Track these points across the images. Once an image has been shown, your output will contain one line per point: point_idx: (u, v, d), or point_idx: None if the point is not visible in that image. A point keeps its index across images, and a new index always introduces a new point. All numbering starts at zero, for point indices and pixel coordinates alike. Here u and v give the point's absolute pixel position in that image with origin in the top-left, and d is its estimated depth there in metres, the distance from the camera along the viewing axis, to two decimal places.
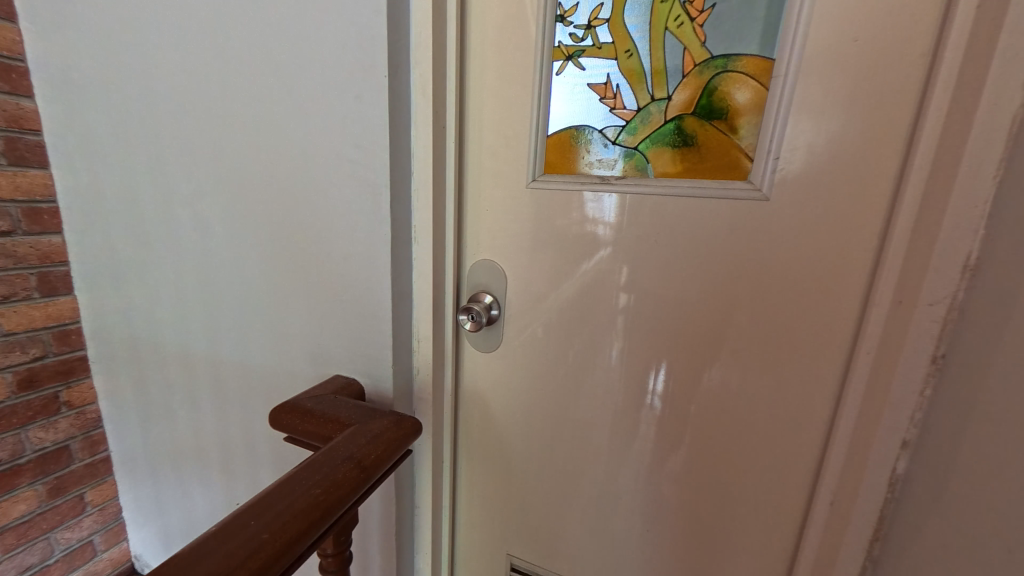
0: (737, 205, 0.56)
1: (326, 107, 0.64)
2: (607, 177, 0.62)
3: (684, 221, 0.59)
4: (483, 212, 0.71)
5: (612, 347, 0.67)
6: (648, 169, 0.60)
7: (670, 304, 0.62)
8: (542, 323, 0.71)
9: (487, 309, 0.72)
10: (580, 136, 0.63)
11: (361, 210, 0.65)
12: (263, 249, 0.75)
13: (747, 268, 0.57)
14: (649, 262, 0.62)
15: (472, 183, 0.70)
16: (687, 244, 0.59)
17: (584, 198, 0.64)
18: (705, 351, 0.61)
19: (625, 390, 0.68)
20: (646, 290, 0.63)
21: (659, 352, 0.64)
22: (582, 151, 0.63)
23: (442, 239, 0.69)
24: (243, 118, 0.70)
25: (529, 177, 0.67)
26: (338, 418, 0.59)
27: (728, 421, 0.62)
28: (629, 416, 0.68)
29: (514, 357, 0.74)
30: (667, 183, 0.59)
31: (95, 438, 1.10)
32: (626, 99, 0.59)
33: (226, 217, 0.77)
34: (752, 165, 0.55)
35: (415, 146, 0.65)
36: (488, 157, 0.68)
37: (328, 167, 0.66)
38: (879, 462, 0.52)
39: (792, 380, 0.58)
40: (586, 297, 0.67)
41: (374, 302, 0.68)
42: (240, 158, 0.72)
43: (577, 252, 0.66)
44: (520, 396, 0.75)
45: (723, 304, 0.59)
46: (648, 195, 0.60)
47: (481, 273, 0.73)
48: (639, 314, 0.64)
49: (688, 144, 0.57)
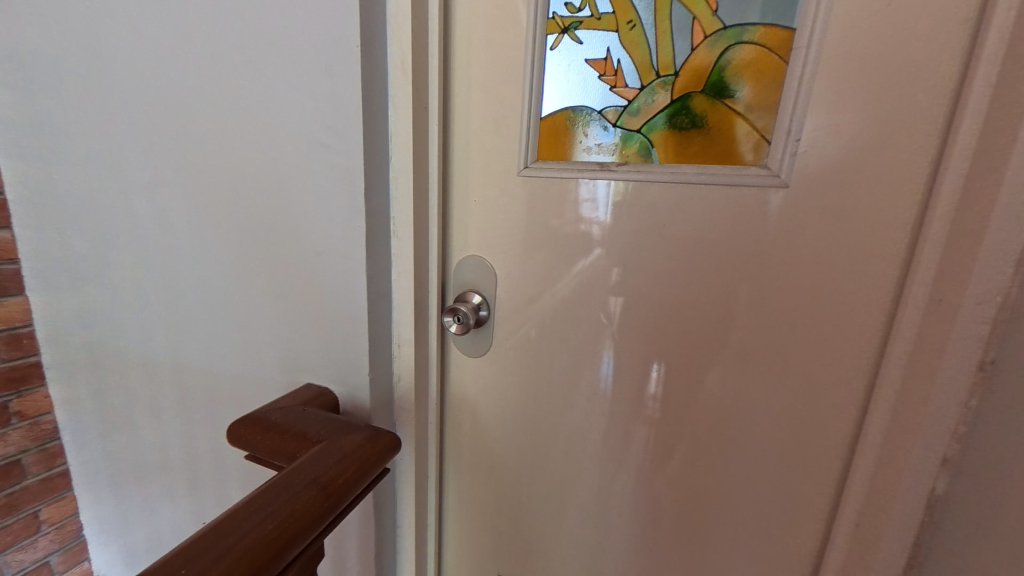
0: (751, 194, 0.50)
1: (293, 84, 0.57)
2: (607, 163, 0.56)
3: (691, 211, 0.53)
4: (472, 203, 0.64)
5: (611, 353, 0.61)
6: (653, 155, 0.54)
7: (675, 306, 0.56)
8: (533, 326, 0.65)
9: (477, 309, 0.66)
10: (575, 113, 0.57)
11: (333, 199, 0.59)
12: (227, 246, 0.69)
13: (761, 264, 0.51)
14: (650, 260, 0.56)
15: (459, 172, 0.64)
16: (694, 236, 0.54)
17: (581, 186, 0.58)
18: (714, 355, 0.56)
19: (627, 399, 0.62)
20: (648, 290, 0.57)
21: (662, 358, 0.58)
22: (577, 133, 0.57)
23: (424, 233, 0.62)
24: (202, 100, 0.63)
25: (520, 162, 0.60)
26: (305, 433, 0.52)
27: (740, 433, 0.56)
28: (628, 427, 0.63)
29: (506, 362, 0.68)
30: (673, 169, 0.53)
31: (52, 452, 1.01)
32: (628, 77, 0.53)
33: (187, 210, 0.70)
34: (769, 148, 0.49)
35: (394, 129, 0.58)
36: (477, 142, 0.62)
37: (298, 153, 0.59)
38: (914, 482, 0.45)
39: (811, 389, 0.52)
40: (582, 298, 0.61)
41: (346, 302, 0.62)
42: (201, 141, 0.65)
43: (572, 247, 0.60)
44: (511, 404, 0.69)
45: (733, 304, 0.53)
46: (653, 179, 0.54)
47: (468, 271, 0.67)
48: (638, 318, 0.59)
49: (697, 126, 0.51)
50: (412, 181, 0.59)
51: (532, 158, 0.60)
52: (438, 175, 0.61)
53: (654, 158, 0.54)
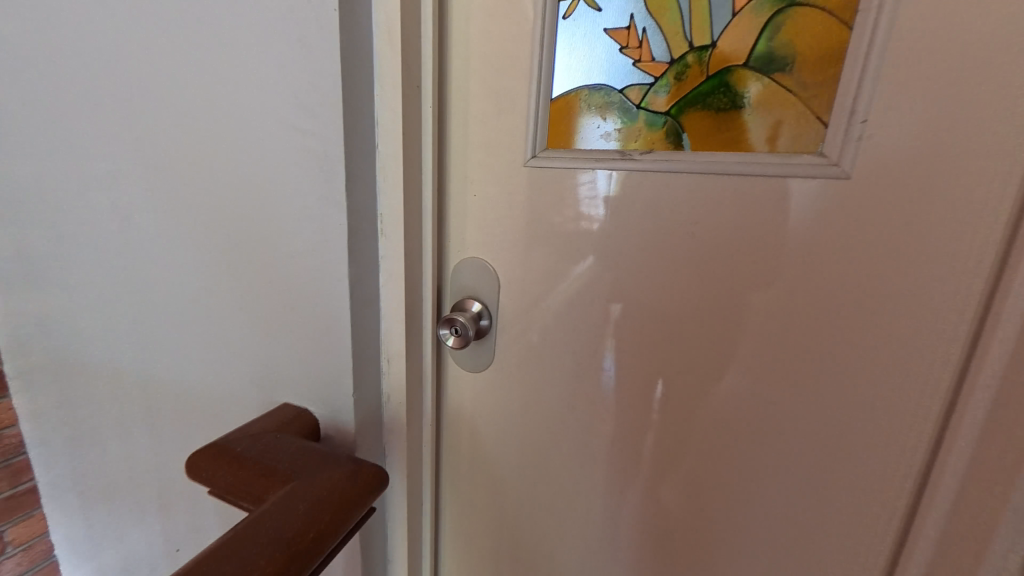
0: (801, 187, 0.43)
1: (261, 57, 0.49)
2: (629, 151, 0.48)
3: (728, 208, 0.45)
4: (471, 198, 0.57)
5: (627, 370, 0.54)
6: (684, 141, 0.46)
7: (704, 317, 0.48)
8: (539, 339, 0.57)
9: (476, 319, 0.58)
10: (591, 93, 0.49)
11: (310, 192, 0.51)
12: (193, 247, 0.61)
13: (810, 271, 0.43)
14: (677, 264, 0.48)
15: (456, 163, 0.56)
16: (729, 237, 0.46)
17: (597, 179, 0.50)
18: (750, 375, 0.48)
19: (648, 422, 0.54)
20: (674, 299, 0.49)
21: (687, 377, 0.51)
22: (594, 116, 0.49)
23: (416, 232, 0.55)
24: (159, 79, 0.55)
25: (527, 151, 0.52)
26: (275, 468, 0.44)
27: (781, 467, 0.48)
28: (647, 454, 0.55)
29: (509, 378, 0.61)
30: (707, 158, 0.45)
31: (18, 468, 0.94)
32: (655, 49, 0.45)
33: (149, 206, 0.62)
34: (826, 133, 0.41)
35: (381, 112, 0.50)
36: (477, 128, 0.54)
37: (269, 138, 0.52)
38: (1011, 532, 0.38)
39: (867, 417, 0.44)
40: (595, 307, 0.53)
41: (326, 311, 0.54)
42: (162, 126, 0.57)
43: (585, 249, 0.52)
44: (514, 425, 0.62)
45: (774, 317, 0.46)
46: (683, 170, 0.46)
47: (467, 275, 0.59)
48: (660, 331, 0.51)
49: (738, 106, 0.43)
50: (402, 172, 0.51)
51: (541, 146, 0.52)
52: (432, 166, 0.53)
53: (686, 145, 0.46)
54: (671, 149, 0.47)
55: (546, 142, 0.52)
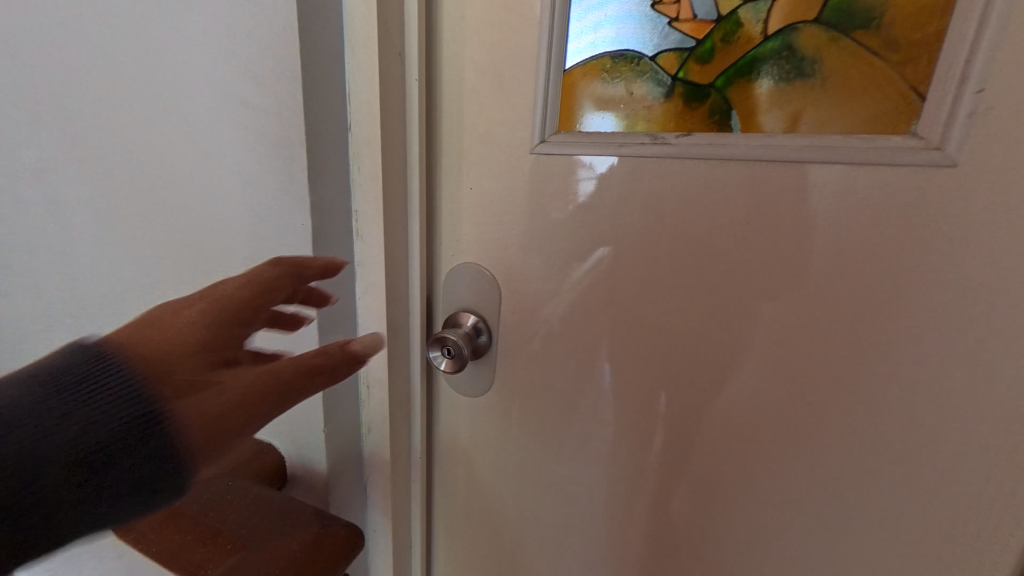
0: (888, 180, 0.33)
1: (208, 26, 0.41)
2: (663, 134, 0.39)
3: (786, 204, 0.36)
4: (466, 192, 0.48)
5: (651, 399, 0.45)
6: (734, 120, 0.37)
7: (747, 339, 0.40)
8: (545, 359, 0.49)
9: (472, 335, 0.49)
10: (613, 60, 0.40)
11: (272, 186, 0.43)
12: (137, 254, 0.52)
13: (891, 285, 0.34)
14: (717, 274, 0.39)
15: (447, 151, 0.47)
16: (786, 241, 0.37)
17: (620, 168, 0.41)
18: (804, 412, 0.39)
19: (677, 463, 0.45)
20: (710, 317, 0.40)
21: (724, 410, 0.42)
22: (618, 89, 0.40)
23: (398, 233, 0.46)
24: (91, 55, 0.47)
25: (534, 136, 0.43)
26: (220, 531, 0.40)
27: (846, 523, 0.39)
28: (674, 498, 0.46)
29: (510, 404, 0.52)
30: (764, 142, 0.36)
31: None
32: (698, 4, 0.36)
33: (79, 207, 0.53)
34: (925, 107, 0.32)
35: (352, 88, 0.42)
36: (472, 108, 0.45)
37: (220, 122, 0.43)
38: None
39: (962, 469, 0.35)
40: (613, 324, 0.44)
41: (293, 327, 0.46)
42: (95, 109, 0.49)
43: (602, 255, 0.43)
44: (517, 457, 0.53)
45: (838, 342, 0.36)
46: (732, 156, 0.36)
47: (458, 283, 0.50)
48: (691, 355, 0.42)
49: (806, 75, 0.34)
50: (380, 160, 0.43)
51: (551, 129, 0.43)
52: (417, 154, 0.44)
53: (735, 125, 0.36)
54: (717, 131, 0.37)
55: (557, 125, 0.43)
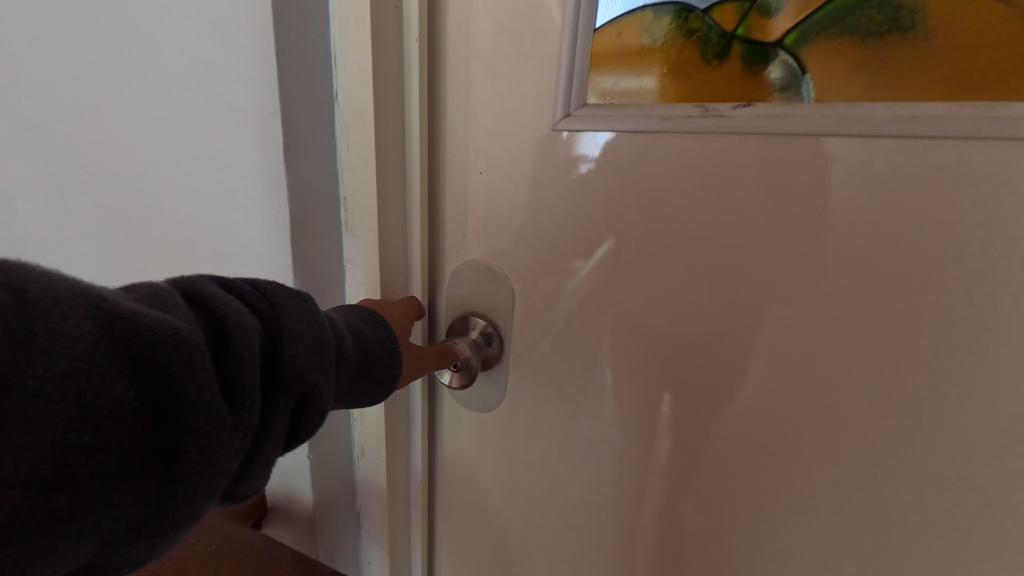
0: (995, 159, 0.27)
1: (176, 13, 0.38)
2: (713, 106, 0.32)
3: (852, 191, 0.30)
4: (473, 179, 0.43)
5: (680, 421, 0.39)
6: (807, 85, 0.30)
7: (800, 355, 0.33)
8: (560, 370, 0.43)
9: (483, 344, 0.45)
10: (626, 30, 0.34)
11: (248, 173, 0.39)
12: (128, 264, 0.51)
13: (988, 296, 0.28)
14: (766, 276, 0.33)
15: (453, 132, 0.42)
16: (853, 240, 0.30)
17: (655, 149, 0.35)
18: (868, 443, 0.32)
19: (713, 494, 0.39)
20: (756, 327, 0.34)
21: (770, 437, 0.36)
22: (633, 68, 0.35)
23: (394, 228, 0.40)
24: (73, 61, 0.45)
25: (558, 110, 0.37)
26: None
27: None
28: (706, 537, 0.40)
29: (520, 419, 0.47)
30: (842, 113, 0.29)
31: None
32: None
33: (71, 216, 0.52)
34: None
35: (338, 60, 0.37)
36: (481, 83, 0.40)
37: (194, 106, 0.40)
38: None
39: None
40: (639, 333, 0.39)
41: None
42: (76, 102, 0.47)
43: (626, 253, 0.38)
44: (527, 479, 0.48)
45: (916, 363, 0.30)
46: (794, 132, 0.30)
47: (461, 281, 0.45)
48: (731, 371, 0.36)
49: (904, 28, 0.27)
50: (373, 142, 0.37)
51: (576, 102, 0.36)
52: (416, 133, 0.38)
53: (808, 92, 0.30)
54: (784, 100, 0.31)
55: (583, 96, 0.36)
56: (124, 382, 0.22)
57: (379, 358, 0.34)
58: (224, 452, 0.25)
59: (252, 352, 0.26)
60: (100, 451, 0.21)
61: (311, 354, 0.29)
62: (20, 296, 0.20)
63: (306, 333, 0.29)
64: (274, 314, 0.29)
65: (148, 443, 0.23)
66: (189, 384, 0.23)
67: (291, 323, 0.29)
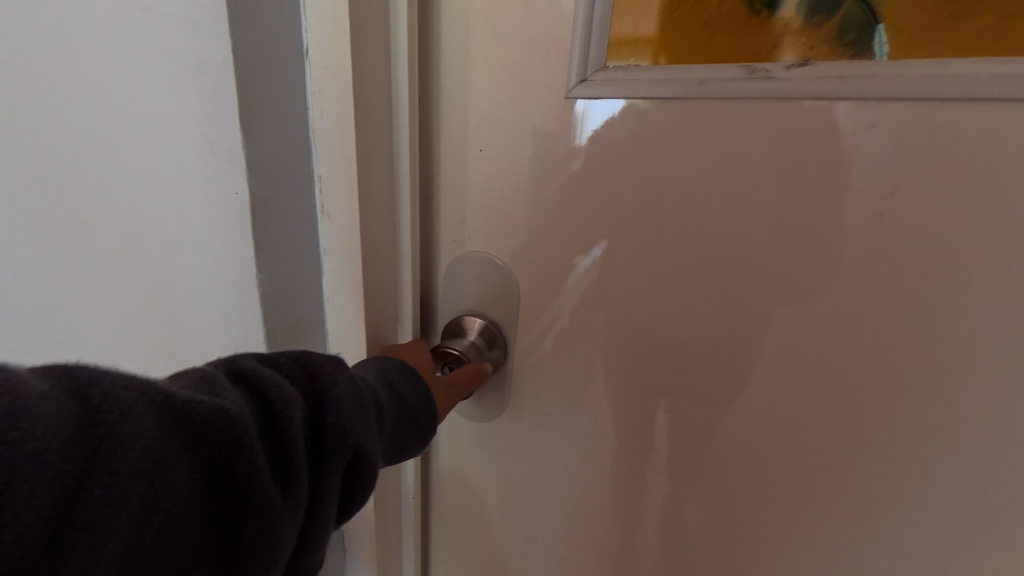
0: None
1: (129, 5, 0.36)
2: (757, 69, 0.27)
3: (929, 168, 0.25)
4: (472, 160, 0.37)
5: (707, 438, 0.34)
6: (880, 39, 0.24)
7: (856, 366, 0.28)
8: (569, 377, 0.38)
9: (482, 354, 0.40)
10: (618, 15, 0.30)
11: (219, 156, 0.37)
12: (60, 250, 0.46)
13: None
14: (815, 271, 0.28)
15: (451, 105, 0.37)
16: (928, 227, 0.25)
17: (685, 119, 0.29)
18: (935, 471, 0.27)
19: (744, 521, 0.34)
20: (801, 331, 0.29)
21: (814, 461, 0.31)
22: (637, 54, 0.30)
23: (379, 214, 0.35)
24: (3, 65, 0.42)
25: (574, 75, 0.32)
26: None
27: None
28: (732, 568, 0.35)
29: (524, 431, 0.42)
30: (920, 73, 0.24)
31: None
32: None
33: None
34: None
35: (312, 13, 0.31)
36: (482, 47, 0.35)
37: (151, 78, 0.37)
38: None
39: None
40: (661, 338, 0.34)
41: (268, 325, 0.41)
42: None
43: (647, 243, 0.33)
44: (530, 496, 0.43)
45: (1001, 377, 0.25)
46: (858, 95, 0.25)
47: (460, 274, 0.40)
48: (770, 382, 0.31)
49: None
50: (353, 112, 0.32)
51: (595, 65, 0.31)
52: (404, 102, 0.33)
53: (881, 47, 0.24)
54: (849, 57, 0.25)
55: (602, 58, 0.31)
56: (181, 475, 0.23)
57: (418, 415, 0.33)
58: (278, 527, 0.25)
59: (294, 427, 0.26)
60: (160, 544, 0.22)
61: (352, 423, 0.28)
62: (82, 404, 0.20)
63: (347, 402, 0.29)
64: (314, 384, 0.29)
65: (208, 526, 0.24)
66: (238, 465, 0.24)
67: (332, 390, 0.28)
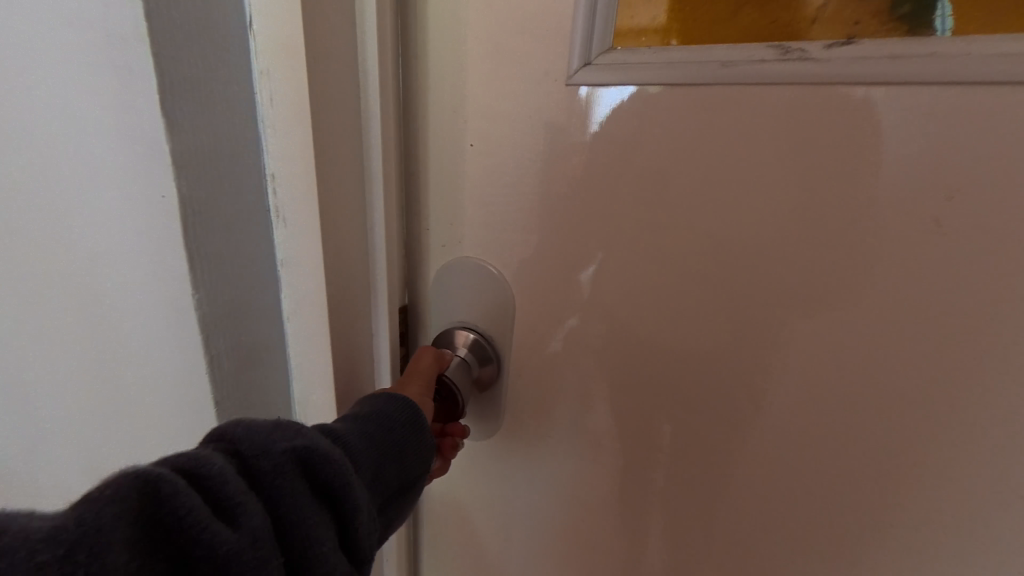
0: None
1: None
2: (789, 49, 0.23)
3: (993, 174, 0.20)
4: (463, 155, 0.33)
5: (717, 477, 0.30)
6: (943, 10, 0.21)
7: (897, 404, 0.24)
8: (566, 398, 0.34)
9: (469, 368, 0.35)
10: None
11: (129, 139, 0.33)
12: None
13: None
14: (848, 290, 0.24)
15: (438, 92, 0.33)
16: (991, 245, 0.21)
17: (698, 110, 0.26)
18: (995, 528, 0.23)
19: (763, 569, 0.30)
20: (828, 361, 0.25)
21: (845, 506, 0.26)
22: (650, 36, 0.27)
23: (347, 217, 0.31)
24: None
25: (575, 58, 0.28)
26: None
27: None
28: None
29: (518, 455, 0.38)
30: (989, 49, 0.20)
31: None
32: None
33: None
34: None
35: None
36: (471, 24, 0.30)
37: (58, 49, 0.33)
38: None
39: None
40: (668, 359, 0.30)
41: (213, 347, 0.36)
42: None
43: (653, 253, 0.29)
44: (525, 526, 0.39)
45: None
46: (905, 80, 0.21)
47: (454, 279, 0.36)
48: (788, 417, 0.27)
49: None
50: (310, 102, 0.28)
51: (599, 46, 0.27)
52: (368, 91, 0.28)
53: (944, 20, 0.20)
54: (903, 32, 0.21)
55: (609, 39, 0.27)
56: None
57: (391, 425, 0.31)
58: None
59: (231, 483, 0.25)
60: None
61: (298, 452, 0.27)
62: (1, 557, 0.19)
63: (276, 437, 0.27)
64: (267, 450, 0.27)
65: None
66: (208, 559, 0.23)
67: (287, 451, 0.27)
